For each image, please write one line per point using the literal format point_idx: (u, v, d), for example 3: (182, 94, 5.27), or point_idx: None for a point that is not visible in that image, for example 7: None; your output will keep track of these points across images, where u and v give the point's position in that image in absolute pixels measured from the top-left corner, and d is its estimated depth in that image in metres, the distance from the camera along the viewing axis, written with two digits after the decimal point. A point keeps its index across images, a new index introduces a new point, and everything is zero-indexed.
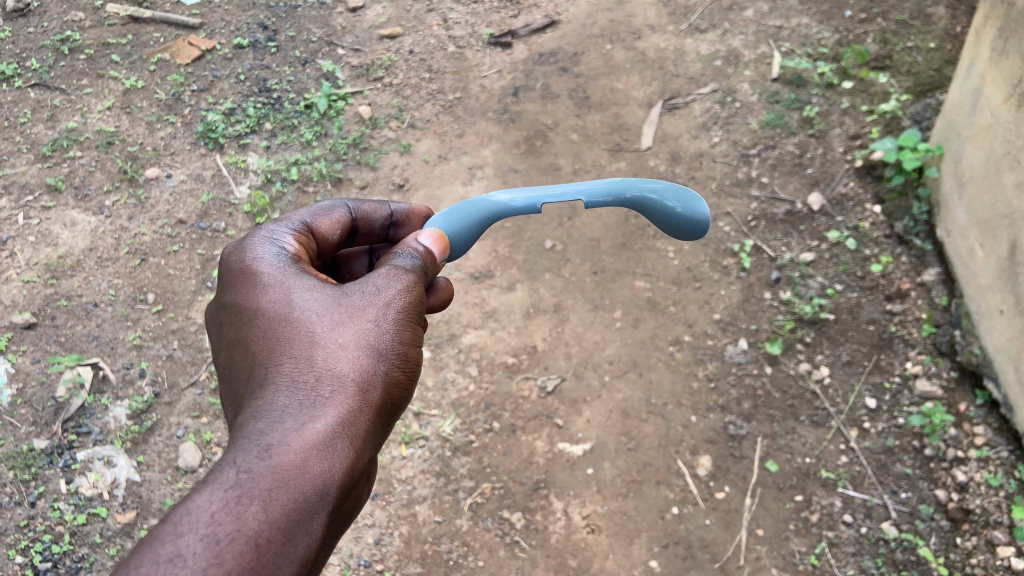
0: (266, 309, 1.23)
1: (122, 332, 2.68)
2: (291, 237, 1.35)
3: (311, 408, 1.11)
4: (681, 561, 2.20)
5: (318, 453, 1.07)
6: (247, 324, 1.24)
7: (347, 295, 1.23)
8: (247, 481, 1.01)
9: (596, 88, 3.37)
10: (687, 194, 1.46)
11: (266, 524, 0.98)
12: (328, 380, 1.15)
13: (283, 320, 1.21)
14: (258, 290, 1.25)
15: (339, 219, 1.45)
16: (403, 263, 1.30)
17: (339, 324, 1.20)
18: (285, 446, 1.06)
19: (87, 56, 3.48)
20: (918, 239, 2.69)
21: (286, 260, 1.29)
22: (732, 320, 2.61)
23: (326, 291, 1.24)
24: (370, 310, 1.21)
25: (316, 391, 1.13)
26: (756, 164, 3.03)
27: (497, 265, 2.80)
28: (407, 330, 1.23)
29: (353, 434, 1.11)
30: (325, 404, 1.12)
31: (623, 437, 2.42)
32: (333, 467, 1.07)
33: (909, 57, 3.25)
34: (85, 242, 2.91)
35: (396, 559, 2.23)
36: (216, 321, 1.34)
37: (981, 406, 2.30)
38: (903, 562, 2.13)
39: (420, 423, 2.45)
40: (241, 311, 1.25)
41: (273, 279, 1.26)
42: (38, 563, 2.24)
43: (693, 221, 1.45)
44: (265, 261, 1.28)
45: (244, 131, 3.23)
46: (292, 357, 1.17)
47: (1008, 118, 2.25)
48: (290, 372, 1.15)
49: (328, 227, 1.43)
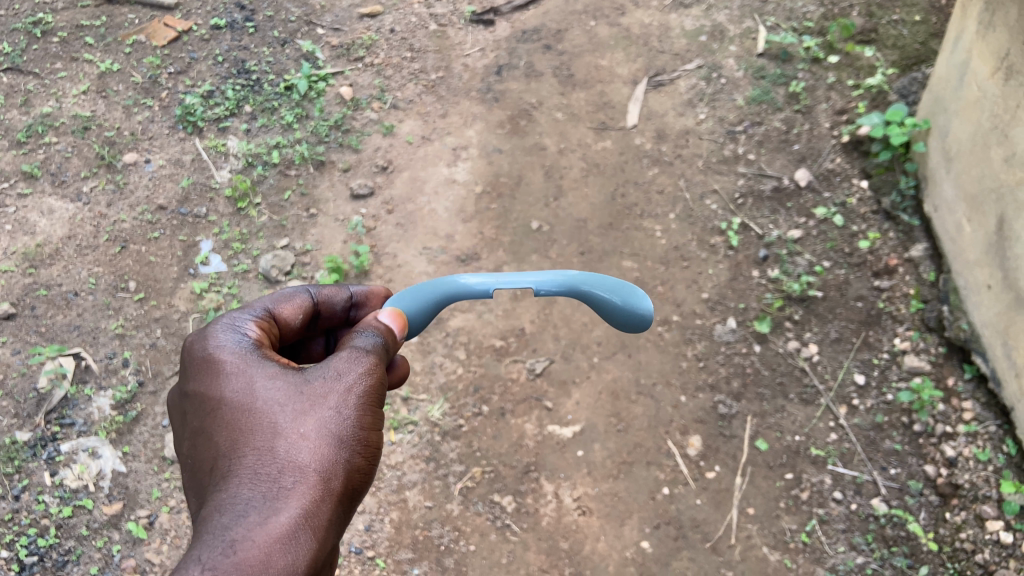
0: (229, 398, 1.16)
1: (103, 321, 2.64)
2: (252, 325, 1.28)
3: (275, 499, 1.05)
4: (672, 542, 2.19)
5: (282, 546, 1.01)
6: (208, 416, 1.16)
7: (308, 381, 1.17)
8: None
9: (581, 66, 3.34)
10: (631, 291, 1.38)
11: None
12: (290, 470, 1.09)
13: (246, 410, 1.14)
14: (219, 379, 1.18)
15: (301, 303, 1.39)
16: (364, 344, 1.24)
17: (302, 412, 1.14)
18: (248, 541, 1.00)
19: (60, 39, 3.40)
20: (906, 215, 2.68)
21: (247, 347, 1.22)
22: (720, 299, 2.61)
23: (288, 377, 1.18)
24: (331, 396, 1.16)
25: (278, 483, 1.07)
26: (742, 141, 3.01)
27: (484, 248, 2.84)
28: (369, 415, 1.18)
29: (318, 525, 1.06)
30: (288, 496, 1.06)
31: (613, 419, 2.41)
32: (296, 560, 1.01)
33: (895, 30, 3.21)
34: (62, 230, 2.86)
35: (387, 545, 2.21)
36: (176, 412, 1.26)
37: (969, 380, 2.29)
38: (893, 538, 2.13)
39: (408, 409, 2.43)
40: (203, 397, 1.18)
41: (235, 367, 1.19)
42: (24, 557, 2.19)
43: (636, 317, 1.36)
44: (226, 349, 1.21)
45: (224, 114, 3.18)
46: (254, 448, 1.10)
47: (995, 91, 2.23)
48: (252, 464, 1.09)
49: (290, 311, 1.37)
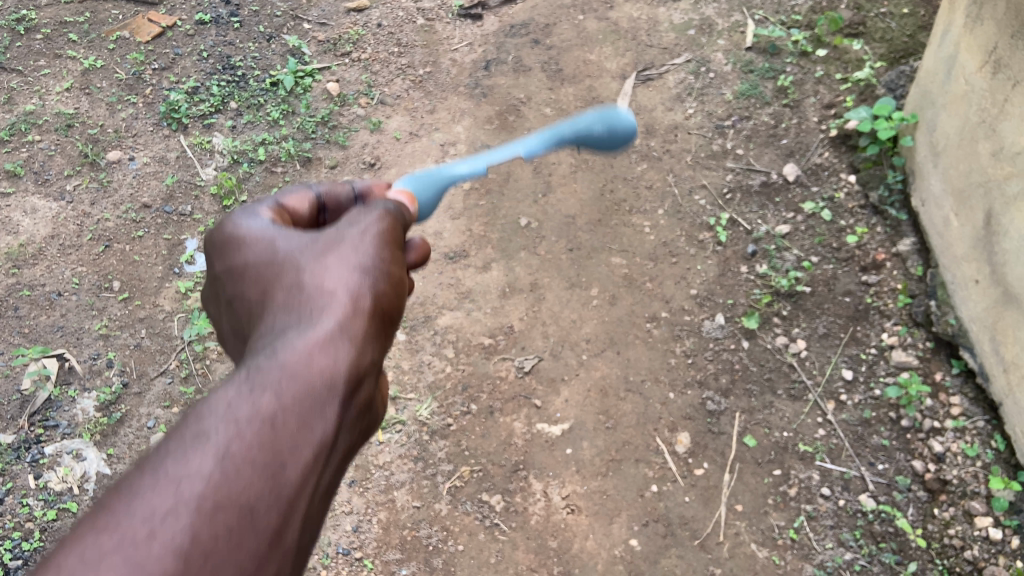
0: (252, 262, 1.10)
1: (87, 321, 2.61)
2: (266, 207, 1.21)
3: (311, 315, 0.97)
4: (661, 539, 2.17)
5: (324, 348, 0.92)
6: (238, 282, 1.10)
7: (326, 232, 1.11)
8: (256, 374, 0.87)
9: (570, 60, 3.33)
10: (610, 114, 1.68)
11: (277, 408, 0.84)
12: (320, 292, 1.00)
13: (271, 264, 1.08)
14: (241, 249, 1.12)
15: (309, 196, 1.29)
16: (374, 206, 1.19)
17: (327, 249, 1.07)
18: (287, 347, 0.91)
19: (43, 36, 3.37)
20: (893, 209, 2.67)
21: (264, 219, 1.16)
22: (709, 294, 2.61)
23: (307, 234, 1.12)
24: (352, 237, 1.09)
25: (311, 303, 0.99)
26: (731, 135, 3.01)
27: (472, 245, 2.82)
28: (394, 251, 1.11)
29: (361, 332, 0.97)
30: (325, 310, 0.98)
31: (602, 416, 2.40)
32: (342, 359, 0.92)
33: (883, 23, 3.18)
34: (46, 229, 2.83)
35: (375, 546, 2.20)
36: (213, 306, 1.19)
37: (956, 375, 2.29)
38: (882, 533, 2.11)
39: (396, 408, 2.43)
40: (230, 274, 1.12)
41: (254, 236, 1.13)
42: (8, 561, 2.17)
43: (614, 135, 1.68)
44: (244, 224, 1.15)
45: (209, 111, 3.15)
46: (283, 285, 1.04)
47: (983, 85, 2.23)
48: (283, 299, 1.02)
49: (298, 202, 1.27)
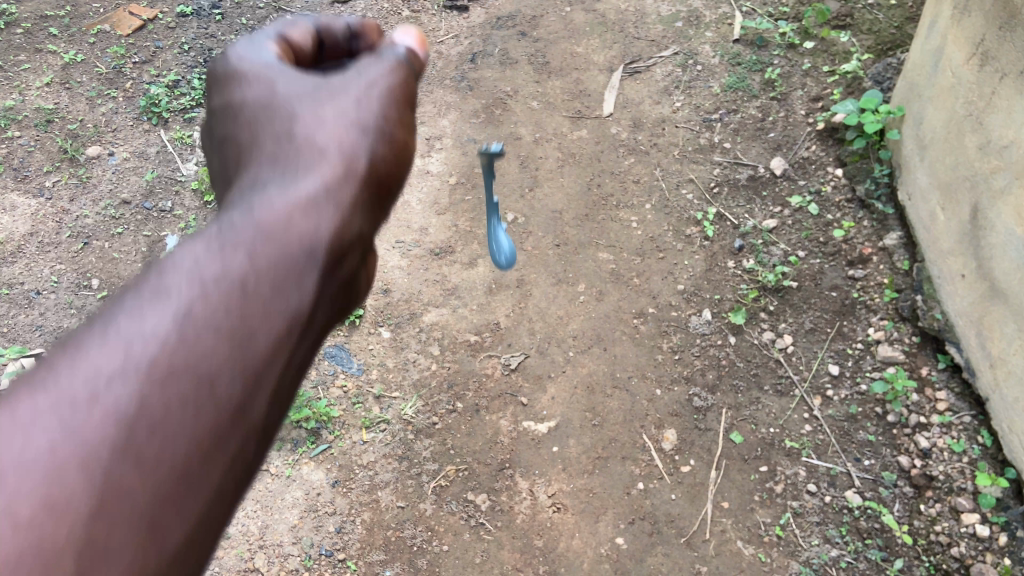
0: (249, 100, 1.05)
1: (66, 320, 2.56)
2: (272, 44, 1.15)
3: (296, 172, 0.94)
4: (647, 537, 2.14)
5: (303, 212, 0.89)
6: (230, 121, 1.06)
7: (329, 88, 1.06)
8: (231, 231, 0.85)
9: (557, 53, 3.36)
10: None
11: (248, 269, 0.82)
12: (311, 150, 0.97)
13: (266, 109, 1.04)
14: (240, 84, 1.08)
15: (310, 31, 1.20)
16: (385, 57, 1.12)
17: (319, 108, 1.03)
18: (267, 205, 0.88)
19: (24, 30, 3.32)
20: (880, 202, 2.63)
21: (268, 58, 1.11)
22: (696, 290, 2.61)
23: (307, 82, 1.07)
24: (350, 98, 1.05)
25: (296, 162, 0.96)
26: (718, 129, 3.01)
27: (458, 241, 2.80)
28: (396, 114, 1.06)
29: (343, 199, 0.94)
30: (309, 170, 0.95)
31: (588, 414, 2.38)
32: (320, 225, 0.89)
33: (871, 14, 3.12)
34: (25, 227, 2.79)
35: (359, 547, 2.15)
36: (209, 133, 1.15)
37: (943, 370, 2.25)
38: (868, 530, 2.07)
39: (381, 407, 2.40)
40: (222, 110, 1.08)
41: (253, 73, 1.08)
42: None
43: None
44: (246, 60, 1.10)
45: (190, 105, 3.11)
46: (271, 137, 1.00)
47: (970, 78, 2.20)
48: (270, 151, 0.98)
49: (300, 38, 1.19)
